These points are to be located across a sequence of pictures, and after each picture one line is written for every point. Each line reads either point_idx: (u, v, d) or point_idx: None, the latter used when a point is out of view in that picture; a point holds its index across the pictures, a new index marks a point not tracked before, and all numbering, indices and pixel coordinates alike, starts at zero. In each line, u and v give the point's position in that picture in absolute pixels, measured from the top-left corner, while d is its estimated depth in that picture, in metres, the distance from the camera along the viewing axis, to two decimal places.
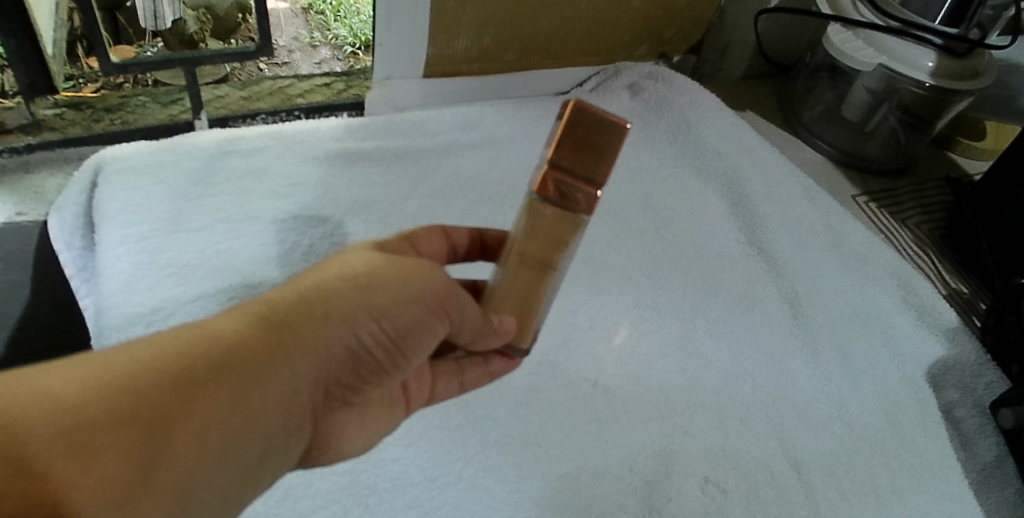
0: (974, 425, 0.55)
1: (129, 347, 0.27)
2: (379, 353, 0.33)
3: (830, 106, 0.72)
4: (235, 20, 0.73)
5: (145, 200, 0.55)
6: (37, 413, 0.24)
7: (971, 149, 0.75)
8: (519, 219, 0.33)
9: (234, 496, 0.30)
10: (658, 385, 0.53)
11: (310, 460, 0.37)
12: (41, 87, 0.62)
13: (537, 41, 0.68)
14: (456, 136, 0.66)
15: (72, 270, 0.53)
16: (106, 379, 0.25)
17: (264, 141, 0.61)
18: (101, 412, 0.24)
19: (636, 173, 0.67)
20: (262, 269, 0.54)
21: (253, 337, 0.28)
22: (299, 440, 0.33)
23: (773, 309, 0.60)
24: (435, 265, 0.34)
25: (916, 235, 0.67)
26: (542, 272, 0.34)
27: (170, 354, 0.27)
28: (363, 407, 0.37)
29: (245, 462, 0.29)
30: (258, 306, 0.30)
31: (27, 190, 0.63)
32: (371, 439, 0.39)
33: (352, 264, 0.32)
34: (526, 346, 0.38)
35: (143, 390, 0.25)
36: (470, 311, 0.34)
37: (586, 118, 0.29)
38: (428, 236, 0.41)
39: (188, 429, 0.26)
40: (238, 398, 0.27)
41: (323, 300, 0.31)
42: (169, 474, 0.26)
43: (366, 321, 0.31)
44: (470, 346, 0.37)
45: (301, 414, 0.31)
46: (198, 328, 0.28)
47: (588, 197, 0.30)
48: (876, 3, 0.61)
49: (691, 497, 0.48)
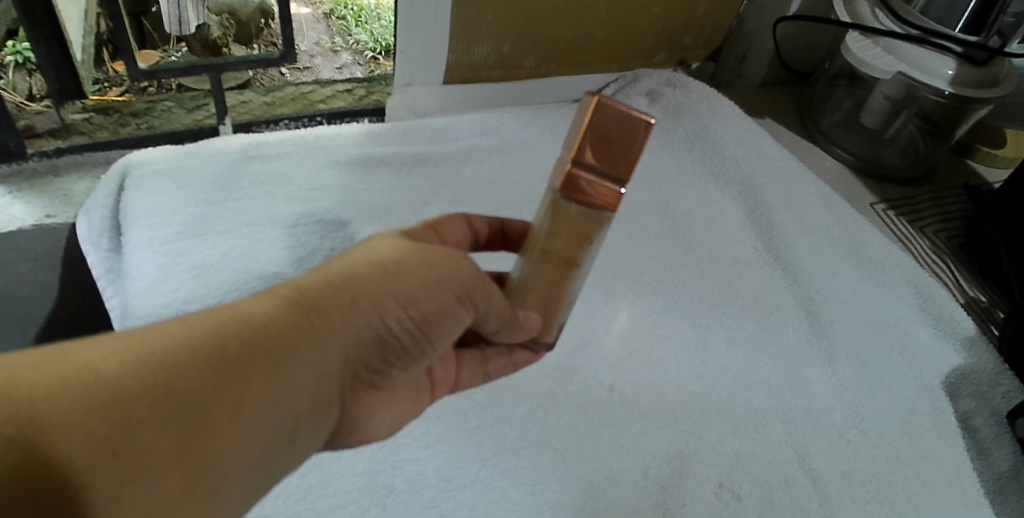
0: (991, 434, 0.54)
1: (163, 326, 0.28)
2: (404, 338, 0.34)
3: (848, 113, 0.72)
4: (258, 25, 0.76)
5: (171, 203, 0.56)
6: (78, 384, 0.24)
7: (991, 158, 0.75)
8: (542, 218, 0.33)
9: (264, 474, 0.30)
10: (674, 391, 0.54)
11: (338, 442, 0.38)
12: (71, 91, 0.64)
13: (556, 47, 0.69)
14: (476, 142, 0.67)
15: (98, 271, 0.55)
16: (142, 355, 0.26)
17: (287, 146, 0.62)
18: (140, 386, 0.25)
19: (654, 180, 0.68)
20: (283, 273, 0.55)
21: (284, 319, 0.30)
22: (327, 421, 0.34)
23: (790, 317, 0.60)
24: (463, 254, 0.35)
25: (933, 243, 0.67)
26: (566, 269, 0.34)
27: (205, 333, 0.28)
28: (390, 392, 0.39)
29: (275, 441, 0.30)
30: (289, 290, 0.31)
31: (55, 194, 0.65)
32: (395, 423, 0.41)
33: (378, 251, 0.34)
34: (552, 339, 0.40)
35: (181, 366, 0.26)
36: (496, 300, 0.36)
37: (608, 119, 0.29)
38: (451, 224, 0.42)
39: (224, 404, 0.27)
40: (270, 376, 0.28)
41: (351, 286, 0.32)
42: (206, 447, 0.26)
43: (394, 307, 0.33)
44: (494, 336, 0.38)
45: (328, 395, 0.33)
46: (230, 309, 0.29)
47: (611, 194, 0.30)
48: (894, 10, 0.61)
49: (705, 502, 0.48)
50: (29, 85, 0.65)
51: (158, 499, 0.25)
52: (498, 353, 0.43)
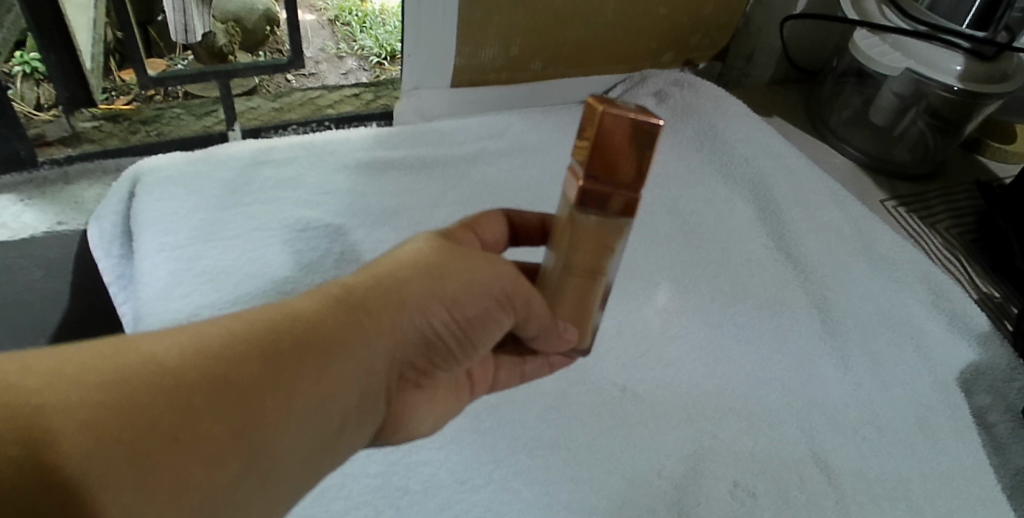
0: (1007, 430, 0.54)
1: (220, 320, 0.29)
2: (448, 339, 0.35)
3: (858, 111, 0.71)
4: (263, 33, 0.78)
5: (182, 209, 0.57)
6: (141, 372, 0.25)
7: (1001, 153, 0.74)
8: (559, 237, 0.33)
9: (315, 467, 0.31)
10: (686, 391, 0.53)
11: (383, 439, 0.38)
12: (80, 99, 0.66)
13: (564, 50, 0.69)
14: (484, 145, 0.67)
15: (111, 277, 0.56)
16: (200, 347, 0.27)
17: (297, 151, 0.63)
18: (199, 376, 0.26)
19: (663, 180, 0.68)
20: (295, 278, 0.55)
21: (333, 318, 0.30)
22: (376, 419, 0.34)
23: (801, 315, 0.59)
24: (501, 257, 0.35)
25: (945, 239, 0.67)
26: (591, 279, 0.35)
27: (259, 328, 0.29)
28: (433, 391, 0.39)
29: (325, 436, 0.30)
30: (338, 290, 0.32)
31: (67, 201, 0.65)
32: (438, 421, 0.41)
33: (421, 253, 0.34)
34: (586, 347, 0.41)
35: (235, 360, 0.27)
36: (536, 304, 0.36)
37: (614, 129, 0.27)
38: (491, 223, 0.42)
39: (275, 397, 0.27)
40: (319, 373, 0.29)
41: (398, 288, 0.32)
42: (258, 436, 0.27)
43: (438, 308, 0.33)
44: (531, 342, 0.39)
45: (376, 394, 0.33)
46: (283, 307, 0.30)
47: (629, 203, 0.30)
48: (902, 7, 0.61)
49: (720, 500, 0.48)
50: (37, 95, 0.66)
51: (214, 485, 0.26)
52: (535, 355, 0.44)
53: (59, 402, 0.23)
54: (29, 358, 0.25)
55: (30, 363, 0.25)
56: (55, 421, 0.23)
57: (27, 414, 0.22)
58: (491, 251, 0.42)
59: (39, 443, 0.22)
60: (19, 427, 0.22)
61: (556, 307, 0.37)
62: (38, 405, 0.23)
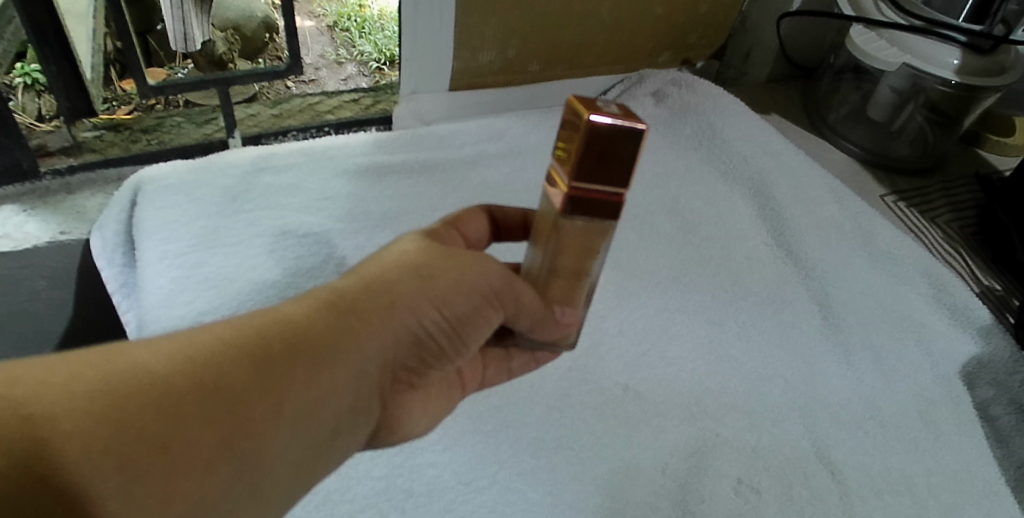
0: (1010, 423, 0.54)
1: (210, 327, 0.29)
2: (440, 339, 0.35)
3: (856, 106, 0.72)
4: (263, 40, 0.79)
5: (182, 216, 0.57)
6: (131, 381, 0.25)
7: (1001, 146, 0.75)
8: (547, 239, 0.33)
9: (309, 471, 0.31)
10: (689, 388, 0.54)
11: (380, 440, 0.38)
12: (80, 110, 0.67)
13: (561, 52, 0.70)
14: (482, 148, 0.67)
15: (113, 285, 0.56)
16: (189, 354, 0.27)
17: (297, 157, 0.63)
18: (188, 384, 0.26)
19: (662, 179, 0.68)
20: (297, 283, 0.55)
21: (321, 322, 0.30)
22: (369, 420, 0.34)
23: (803, 311, 0.60)
24: (489, 255, 0.35)
25: (946, 234, 0.66)
26: (575, 279, 0.35)
27: (249, 334, 0.29)
28: (427, 391, 0.40)
29: (317, 438, 0.30)
30: (327, 294, 0.32)
31: (69, 211, 0.65)
32: (433, 420, 0.41)
33: (410, 254, 0.34)
34: (574, 339, 0.41)
35: (224, 367, 0.27)
36: (526, 300, 0.36)
37: (598, 137, 0.27)
38: (473, 219, 0.42)
39: (265, 402, 0.28)
40: (309, 377, 0.29)
41: (387, 290, 0.32)
42: (248, 443, 0.27)
43: (429, 309, 0.33)
44: (525, 335, 0.39)
45: (369, 395, 0.33)
46: (273, 313, 0.30)
47: (614, 204, 0.29)
48: (898, 3, 0.62)
49: (725, 498, 0.48)
50: (38, 106, 0.67)
51: (205, 491, 0.26)
52: (522, 350, 0.44)
53: (48, 411, 0.24)
54: (18, 368, 0.25)
55: (19, 373, 0.25)
56: (44, 432, 0.23)
57: (16, 424, 0.23)
58: (475, 248, 0.43)
59: (27, 451, 0.22)
60: (9, 437, 0.22)
61: (546, 301, 0.37)
62: (28, 414, 0.23)
